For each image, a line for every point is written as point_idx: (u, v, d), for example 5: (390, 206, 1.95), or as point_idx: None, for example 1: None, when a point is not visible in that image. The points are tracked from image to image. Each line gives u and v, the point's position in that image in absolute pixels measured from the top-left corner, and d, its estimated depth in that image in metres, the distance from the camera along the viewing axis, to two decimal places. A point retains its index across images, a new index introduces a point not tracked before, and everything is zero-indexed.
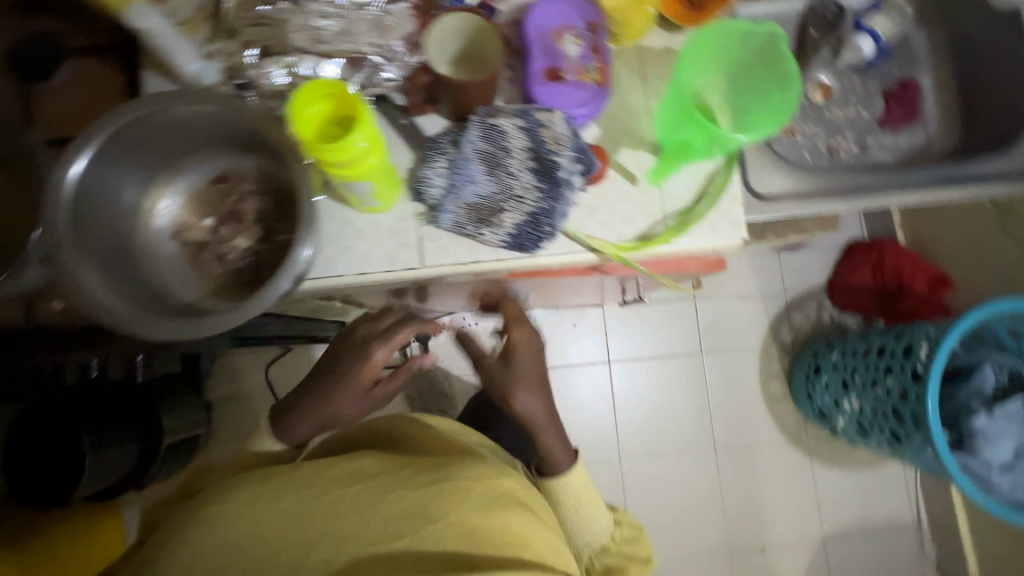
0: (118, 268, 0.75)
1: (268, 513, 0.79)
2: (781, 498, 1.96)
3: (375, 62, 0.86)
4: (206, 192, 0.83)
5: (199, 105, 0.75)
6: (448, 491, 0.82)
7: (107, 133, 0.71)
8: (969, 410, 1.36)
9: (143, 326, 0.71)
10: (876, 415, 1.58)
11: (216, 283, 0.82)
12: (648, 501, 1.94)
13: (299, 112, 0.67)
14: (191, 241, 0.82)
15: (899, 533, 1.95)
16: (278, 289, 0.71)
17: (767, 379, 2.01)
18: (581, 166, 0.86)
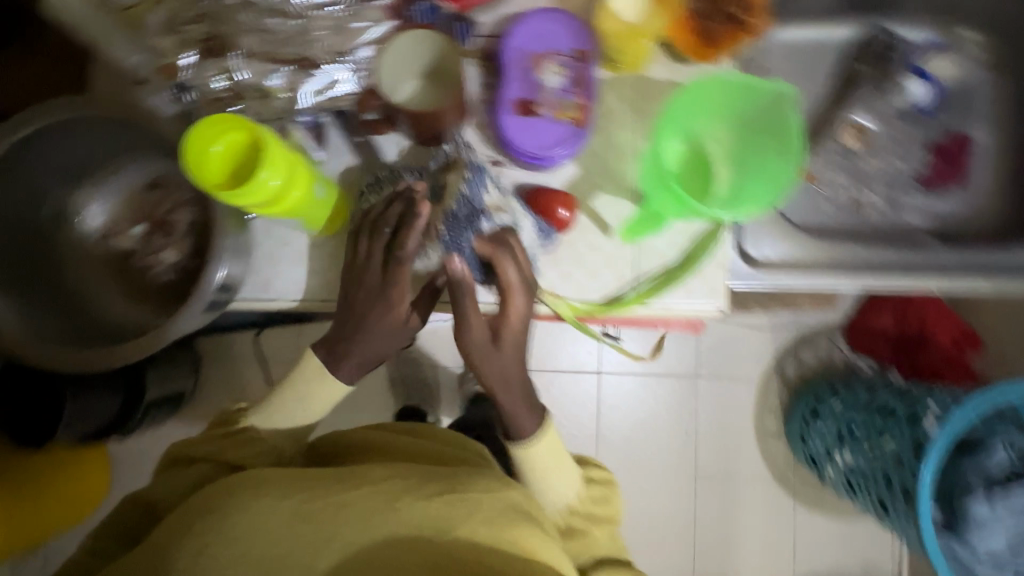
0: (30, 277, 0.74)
1: (268, 516, 0.58)
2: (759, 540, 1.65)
3: (330, 70, 0.77)
4: (137, 198, 0.79)
5: (115, 113, 0.69)
6: (466, 496, 0.61)
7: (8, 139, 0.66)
8: (970, 492, 0.97)
9: (24, 347, 0.68)
10: (870, 476, 1.29)
11: (139, 295, 0.79)
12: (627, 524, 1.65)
13: (200, 152, 0.58)
14: (118, 249, 0.79)
15: None
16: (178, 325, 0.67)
17: (761, 417, 1.67)
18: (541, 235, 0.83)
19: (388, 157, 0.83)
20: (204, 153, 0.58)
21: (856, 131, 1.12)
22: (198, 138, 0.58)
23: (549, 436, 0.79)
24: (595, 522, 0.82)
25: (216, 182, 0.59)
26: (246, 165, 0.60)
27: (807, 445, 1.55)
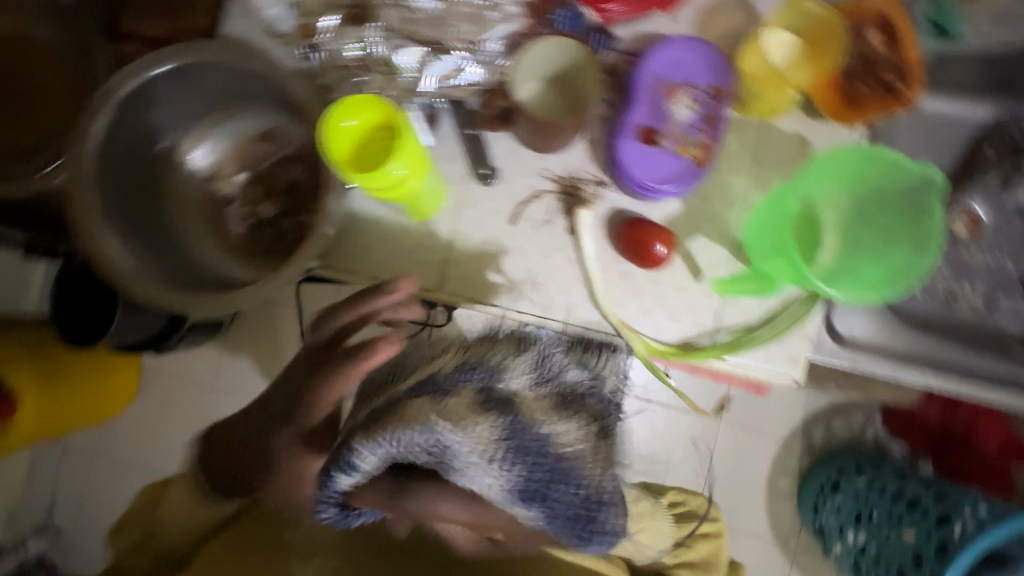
0: (131, 208, 0.73)
1: None
2: None
3: (459, 59, 0.76)
4: (246, 147, 0.81)
5: (256, 64, 0.69)
6: None
7: (159, 70, 0.68)
8: None
9: (123, 276, 0.68)
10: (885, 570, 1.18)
11: (228, 243, 0.79)
12: None
13: (335, 125, 0.60)
14: (219, 193, 0.80)
15: None
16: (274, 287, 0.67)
17: (772, 477, 1.40)
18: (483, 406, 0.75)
19: (493, 155, 0.81)
20: (336, 126, 0.60)
21: (969, 220, 0.99)
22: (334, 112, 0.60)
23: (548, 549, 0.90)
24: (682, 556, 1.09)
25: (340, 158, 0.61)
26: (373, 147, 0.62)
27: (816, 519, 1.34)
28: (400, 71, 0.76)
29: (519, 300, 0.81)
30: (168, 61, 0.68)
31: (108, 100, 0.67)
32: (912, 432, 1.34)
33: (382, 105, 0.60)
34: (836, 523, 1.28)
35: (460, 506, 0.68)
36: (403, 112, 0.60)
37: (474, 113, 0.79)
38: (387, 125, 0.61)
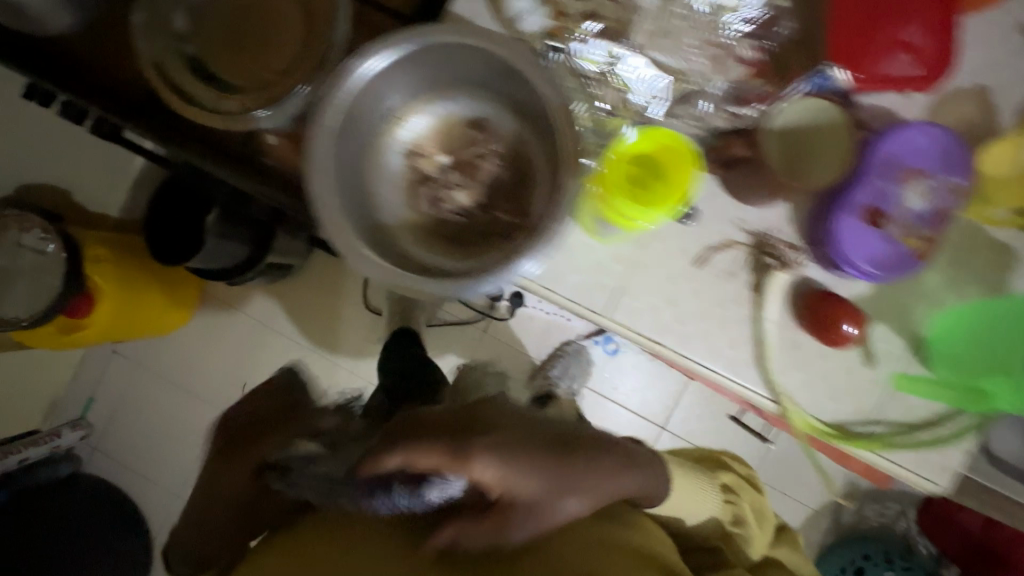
0: (348, 167, 0.73)
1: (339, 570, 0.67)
2: None
3: (695, 92, 0.76)
4: (456, 130, 0.79)
5: (515, 58, 0.68)
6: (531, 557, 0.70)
7: (422, 41, 0.68)
8: None
9: (340, 236, 0.70)
10: None
11: (419, 221, 0.79)
12: None
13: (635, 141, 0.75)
14: (418, 169, 0.79)
15: None
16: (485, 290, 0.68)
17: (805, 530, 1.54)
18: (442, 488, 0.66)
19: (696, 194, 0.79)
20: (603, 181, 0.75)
21: None
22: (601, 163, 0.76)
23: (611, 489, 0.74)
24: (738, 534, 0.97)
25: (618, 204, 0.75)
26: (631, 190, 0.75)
27: None
28: (626, 87, 0.75)
29: (685, 342, 0.81)
30: (435, 36, 0.68)
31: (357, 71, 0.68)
32: (947, 536, 1.43)
33: (678, 165, 0.74)
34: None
35: (442, 462, 0.63)
36: (686, 186, 0.73)
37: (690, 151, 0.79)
38: (667, 173, 0.74)
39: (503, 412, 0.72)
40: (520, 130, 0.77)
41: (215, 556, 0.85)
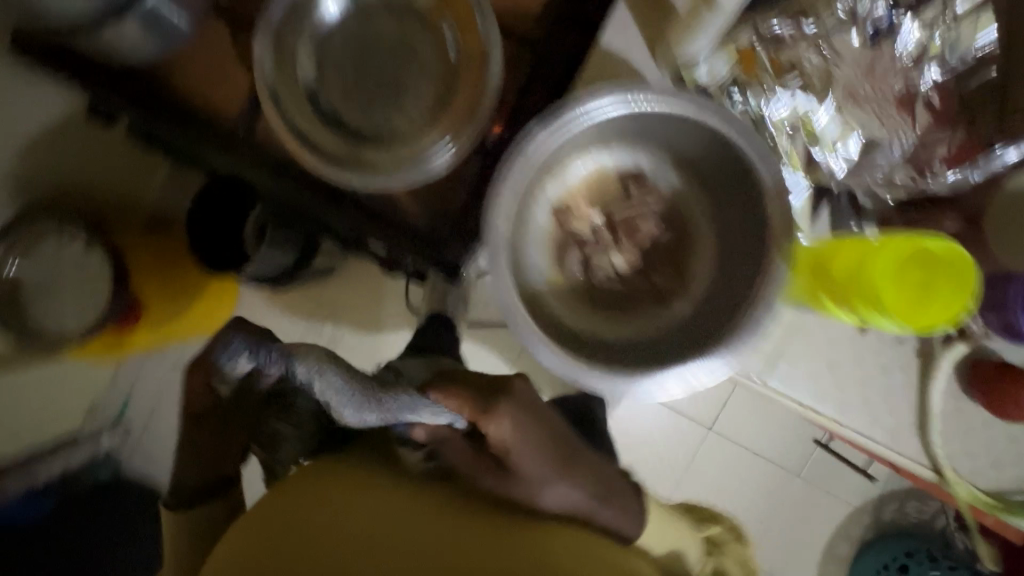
0: (514, 237, 0.66)
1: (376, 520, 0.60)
2: None
3: (889, 153, 0.67)
4: (612, 185, 0.72)
5: (711, 120, 0.62)
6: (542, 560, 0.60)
7: (609, 101, 0.62)
8: None
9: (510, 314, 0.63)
10: None
11: (567, 283, 0.74)
12: None
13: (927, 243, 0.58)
14: (570, 229, 0.73)
15: None
16: (678, 392, 0.59)
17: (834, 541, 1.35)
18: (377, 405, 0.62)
19: None
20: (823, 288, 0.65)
21: None
22: (810, 255, 0.66)
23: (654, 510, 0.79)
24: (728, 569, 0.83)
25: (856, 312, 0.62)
26: (871, 292, 0.60)
27: None
28: (818, 144, 0.66)
29: (844, 411, 0.75)
30: (629, 94, 0.61)
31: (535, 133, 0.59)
32: None
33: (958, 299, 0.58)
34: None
35: (471, 413, 0.66)
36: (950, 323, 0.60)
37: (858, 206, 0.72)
38: (936, 297, 0.59)
39: (532, 388, 0.73)
40: (678, 185, 0.72)
41: (185, 480, 0.77)
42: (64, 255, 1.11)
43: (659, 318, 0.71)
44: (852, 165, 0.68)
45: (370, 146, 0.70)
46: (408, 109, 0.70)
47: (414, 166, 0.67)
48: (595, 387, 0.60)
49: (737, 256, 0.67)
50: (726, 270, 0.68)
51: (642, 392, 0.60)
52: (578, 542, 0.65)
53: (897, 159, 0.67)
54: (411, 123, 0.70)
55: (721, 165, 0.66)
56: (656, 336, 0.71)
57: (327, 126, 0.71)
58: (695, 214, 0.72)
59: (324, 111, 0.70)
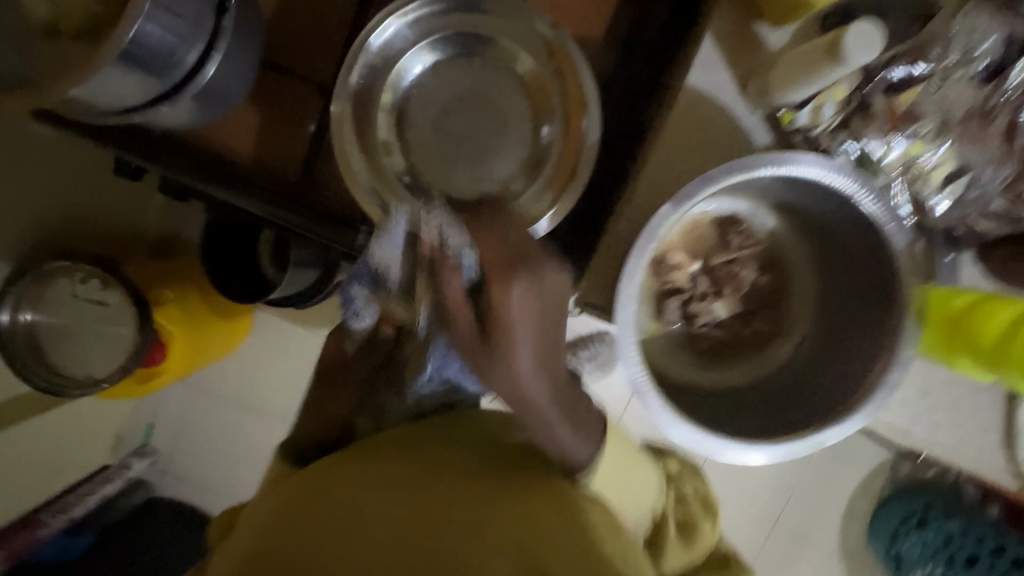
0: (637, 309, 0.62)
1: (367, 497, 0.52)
2: None
3: (1003, 193, 0.63)
4: (709, 233, 0.70)
5: (839, 178, 0.58)
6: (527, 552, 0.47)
7: (733, 170, 0.56)
8: None
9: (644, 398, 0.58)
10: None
11: (668, 334, 0.73)
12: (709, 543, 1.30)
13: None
14: (670, 282, 0.70)
15: None
16: (831, 439, 0.59)
17: (851, 503, 1.24)
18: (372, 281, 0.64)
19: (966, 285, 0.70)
20: (959, 351, 0.56)
21: None
22: (939, 320, 0.58)
23: (612, 443, 0.65)
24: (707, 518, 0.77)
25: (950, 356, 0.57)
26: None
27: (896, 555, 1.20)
28: (925, 184, 0.65)
29: (935, 433, 0.77)
30: (756, 161, 0.55)
31: (664, 214, 0.55)
32: None
33: None
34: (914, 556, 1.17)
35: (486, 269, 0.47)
36: None
37: (953, 236, 0.69)
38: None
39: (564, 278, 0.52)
40: (780, 231, 0.71)
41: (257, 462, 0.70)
42: (81, 297, 1.02)
43: (758, 364, 0.71)
44: (954, 198, 0.65)
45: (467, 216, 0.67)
46: (499, 171, 0.67)
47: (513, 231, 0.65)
48: (723, 461, 0.59)
49: (847, 307, 0.66)
50: (835, 322, 0.67)
51: (765, 461, 0.60)
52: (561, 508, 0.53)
53: (996, 188, 0.63)
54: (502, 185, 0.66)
55: (847, 223, 0.62)
56: (757, 384, 0.70)
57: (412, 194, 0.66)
58: (794, 259, 0.72)
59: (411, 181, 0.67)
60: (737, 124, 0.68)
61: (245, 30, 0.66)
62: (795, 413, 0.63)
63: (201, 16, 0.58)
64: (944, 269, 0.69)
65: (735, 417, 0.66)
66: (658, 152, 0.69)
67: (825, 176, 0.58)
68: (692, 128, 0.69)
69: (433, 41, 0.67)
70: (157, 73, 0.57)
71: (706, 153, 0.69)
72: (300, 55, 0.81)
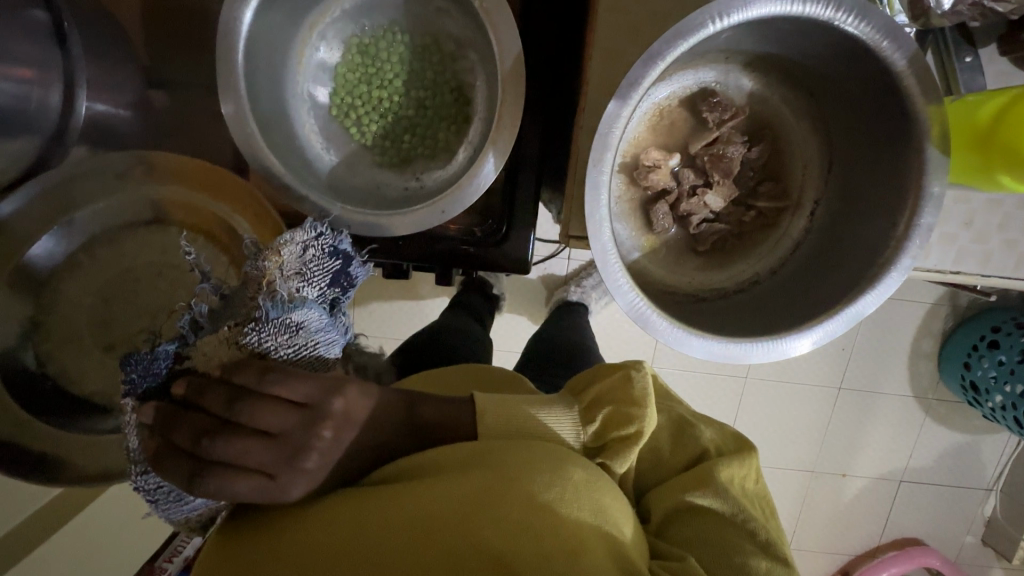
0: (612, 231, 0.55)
1: (356, 527, 0.39)
2: (874, 452, 1.24)
3: None
4: (679, 117, 0.62)
5: (815, 7, 0.46)
6: (533, 463, 0.44)
7: (683, 37, 0.45)
8: None
9: (651, 322, 0.52)
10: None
11: (664, 242, 0.66)
12: (778, 437, 1.22)
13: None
14: (653, 185, 0.62)
15: (953, 518, 1.28)
16: (870, 306, 0.52)
17: (914, 342, 1.17)
18: (170, 468, 0.40)
19: (995, 88, 0.59)
20: (994, 168, 0.48)
21: None
22: (963, 148, 0.50)
23: (491, 419, 0.48)
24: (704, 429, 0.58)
25: (986, 181, 0.50)
26: None
27: (971, 374, 1.09)
28: None
29: (987, 262, 0.67)
30: (706, 17, 0.45)
31: (613, 116, 0.47)
32: None
33: None
34: (990, 379, 1.04)
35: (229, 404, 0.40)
36: None
37: (965, 30, 0.57)
38: None
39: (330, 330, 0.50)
40: (759, 89, 0.62)
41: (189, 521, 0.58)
42: None
43: (773, 247, 0.64)
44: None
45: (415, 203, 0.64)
46: (433, 176, 0.68)
47: (473, 201, 0.60)
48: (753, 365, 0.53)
49: (859, 158, 0.57)
50: (850, 178, 0.59)
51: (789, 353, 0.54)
52: (513, 427, 0.48)
53: None
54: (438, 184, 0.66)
55: (834, 54, 0.52)
56: (777, 269, 0.63)
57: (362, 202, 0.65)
58: (786, 118, 0.62)
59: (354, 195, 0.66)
60: None
61: (96, 53, 0.60)
62: (830, 293, 0.56)
63: (38, 52, 0.54)
64: (967, 73, 0.57)
65: (768, 310, 0.59)
66: (595, 45, 0.59)
67: (797, 10, 0.46)
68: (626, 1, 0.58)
69: (320, 25, 0.67)
70: (27, 128, 0.55)
71: (651, 26, 0.58)
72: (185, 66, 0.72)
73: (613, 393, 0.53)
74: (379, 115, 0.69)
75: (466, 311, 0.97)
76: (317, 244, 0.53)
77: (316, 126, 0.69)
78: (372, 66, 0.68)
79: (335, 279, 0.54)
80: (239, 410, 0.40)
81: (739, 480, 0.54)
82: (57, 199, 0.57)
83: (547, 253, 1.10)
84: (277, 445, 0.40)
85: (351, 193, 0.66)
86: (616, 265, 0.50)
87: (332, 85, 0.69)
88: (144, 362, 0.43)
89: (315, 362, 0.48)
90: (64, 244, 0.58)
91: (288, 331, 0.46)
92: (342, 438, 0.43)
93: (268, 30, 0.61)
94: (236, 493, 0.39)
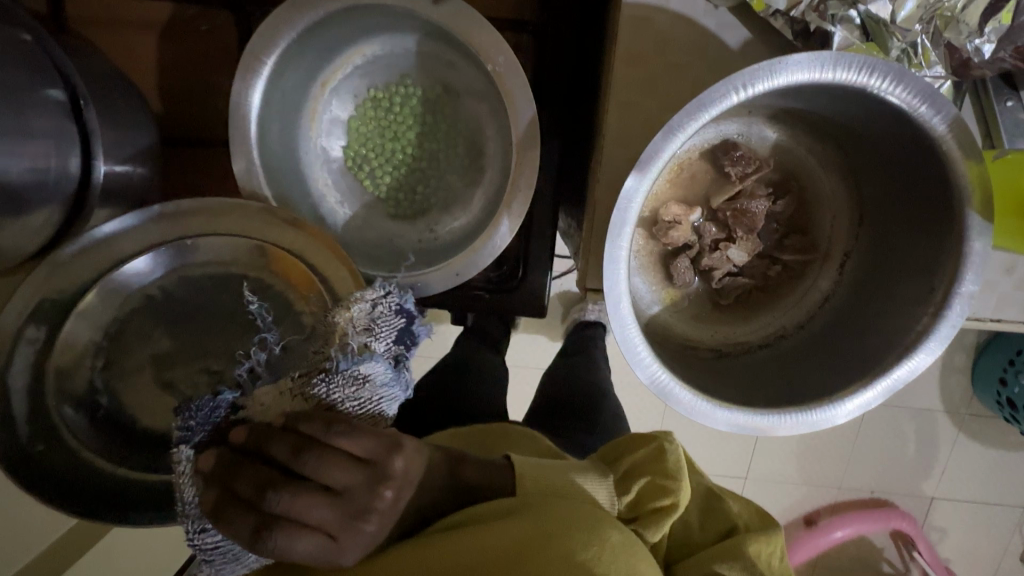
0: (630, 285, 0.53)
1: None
2: (913, 487, 1.18)
3: None
4: (700, 170, 0.60)
5: (843, 76, 0.44)
6: (572, 527, 0.40)
7: (703, 113, 0.44)
8: None
9: (673, 395, 0.50)
10: None
11: (686, 296, 0.64)
12: (810, 471, 1.17)
13: None
14: (674, 242, 0.60)
15: (995, 552, 1.22)
16: (919, 364, 0.49)
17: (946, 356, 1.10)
18: (230, 525, 0.35)
19: None
20: None
21: None
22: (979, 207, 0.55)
23: (528, 482, 0.45)
24: (730, 500, 0.57)
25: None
26: None
27: (1007, 391, 1.01)
28: (959, 29, 0.49)
29: None
30: (726, 91, 0.43)
31: (632, 190, 0.45)
32: None
33: None
34: None
35: (292, 458, 0.36)
36: None
37: (1008, 75, 0.54)
38: None
39: (398, 385, 0.43)
40: (785, 140, 0.60)
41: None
42: None
43: (801, 300, 0.62)
44: (1003, 33, 0.49)
45: (436, 258, 0.63)
46: (446, 230, 0.67)
47: (488, 263, 0.59)
48: (784, 435, 0.51)
49: (891, 215, 0.55)
50: (882, 233, 0.56)
51: (838, 416, 0.51)
52: (552, 482, 0.46)
53: None
54: (454, 238, 0.66)
55: (866, 113, 0.50)
56: (806, 324, 0.61)
57: (380, 261, 0.64)
58: (812, 168, 0.60)
59: (371, 255, 0.65)
60: (699, 31, 0.54)
61: (110, 119, 0.60)
62: (881, 345, 0.52)
63: (56, 127, 0.53)
64: (1008, 117, 0.54)
65: (797, 369, 0.57)
66: (614, 98, 0.56)
67: (827, 77, 0.44)
68: (645, 53, 0.55)
69: (338, 83, 0.67)
70: (54, 200, 0.54)
71: (672, 79, 0.55)
72: (198, 118, 0.72)
73: (649, 463, 0.53)
74: (392, 166, 0.69)
75: (483, 342, 0.92)
76: (386, 302, 0.47)
77: (330, 181, 0.69)
78: (385, 119, 0.68)
79: (400, 337, 0.47)
80: (304, 462, 0.35)
81: (768, 560, 0.53)
82: (169, 228, 0.52)
83: (565, 270, 1.04)
84: (342, 506, 0.35)
85: (365, 250, 0.66)
86: (637, 338, 0.49)
87: (346, 138, 0.69)
88: (203, 409, 0.40)
89: (378, 420, 0.42)
90: (159, 269, 0.52)
91: (355, 383, 0.41)
92: (402, 495, 0.38)
93: (283, 92, 0.61)
94: (296, 554, 0.35)
